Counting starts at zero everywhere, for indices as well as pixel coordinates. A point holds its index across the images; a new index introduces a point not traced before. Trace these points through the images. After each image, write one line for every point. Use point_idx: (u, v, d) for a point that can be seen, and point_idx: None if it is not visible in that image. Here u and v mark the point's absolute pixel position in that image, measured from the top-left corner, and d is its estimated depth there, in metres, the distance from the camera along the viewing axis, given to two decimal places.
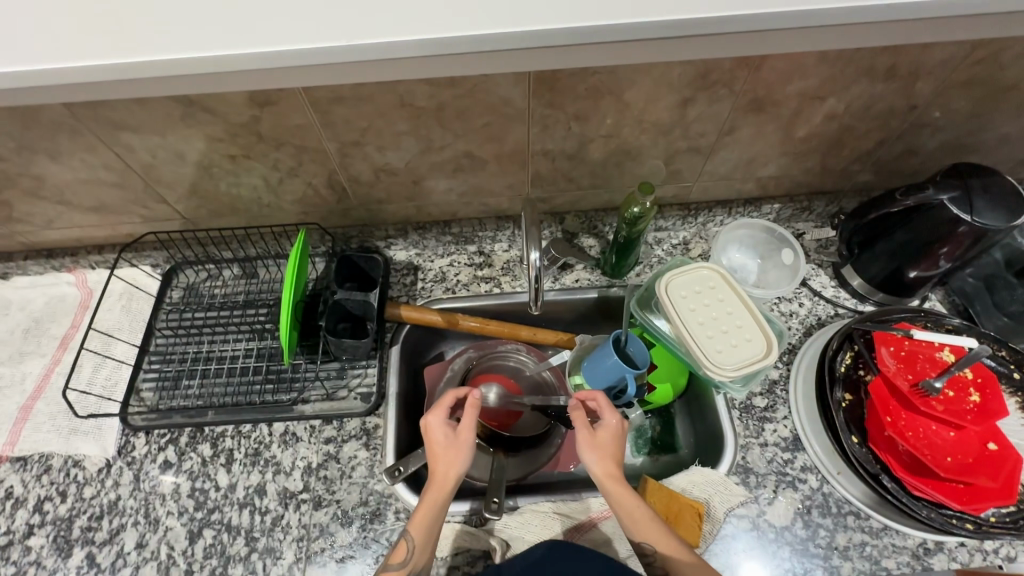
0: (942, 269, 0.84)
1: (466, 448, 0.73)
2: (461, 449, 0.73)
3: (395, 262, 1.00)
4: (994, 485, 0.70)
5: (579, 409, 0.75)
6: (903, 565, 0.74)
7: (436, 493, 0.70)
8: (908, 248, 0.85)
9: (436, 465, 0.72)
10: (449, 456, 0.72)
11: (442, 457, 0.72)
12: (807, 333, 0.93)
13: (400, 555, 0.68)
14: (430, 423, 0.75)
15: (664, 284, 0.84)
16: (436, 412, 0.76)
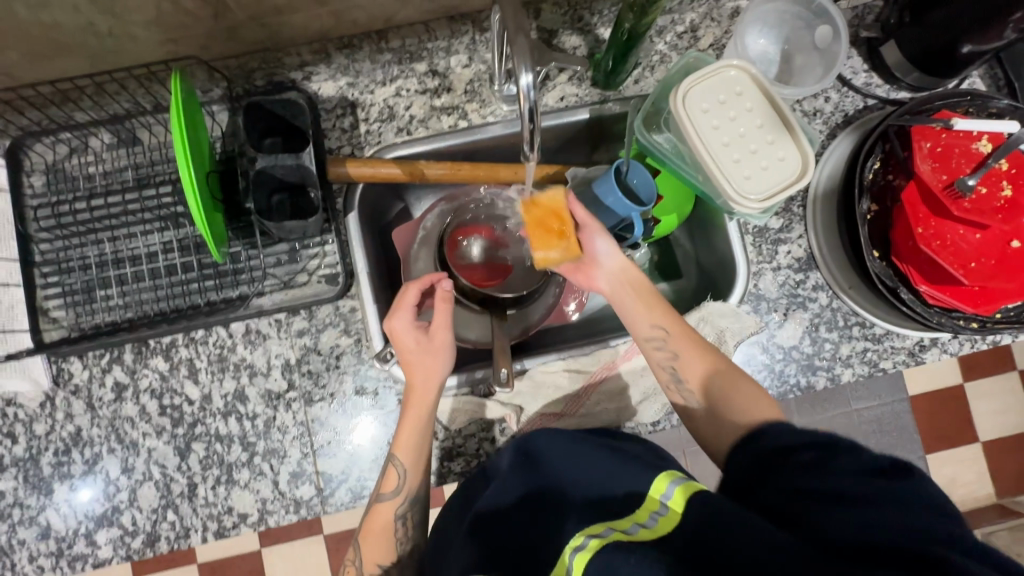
0: (1006, 40, 0.68)
1: (439, 351, 0.67)
2: (436, 351, 0.67)
3: (322, 100, 0.75)
4: (1013, 284, 0.68)
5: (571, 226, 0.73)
6: (899, 363, 0.77)
7: (415, 407, 0.66)
8: (974, 15, 0.67)
9: (411, 376, 0.66)
10: (425, 365, 0.66)
11: (416, 364, 0.66)
12: (830, 136, 0.80)
13: (391, 482, 0.66)
14: (394, 329, 0.67)
15: (682, 96, 0.64)
16: (397, 315, 0.67)
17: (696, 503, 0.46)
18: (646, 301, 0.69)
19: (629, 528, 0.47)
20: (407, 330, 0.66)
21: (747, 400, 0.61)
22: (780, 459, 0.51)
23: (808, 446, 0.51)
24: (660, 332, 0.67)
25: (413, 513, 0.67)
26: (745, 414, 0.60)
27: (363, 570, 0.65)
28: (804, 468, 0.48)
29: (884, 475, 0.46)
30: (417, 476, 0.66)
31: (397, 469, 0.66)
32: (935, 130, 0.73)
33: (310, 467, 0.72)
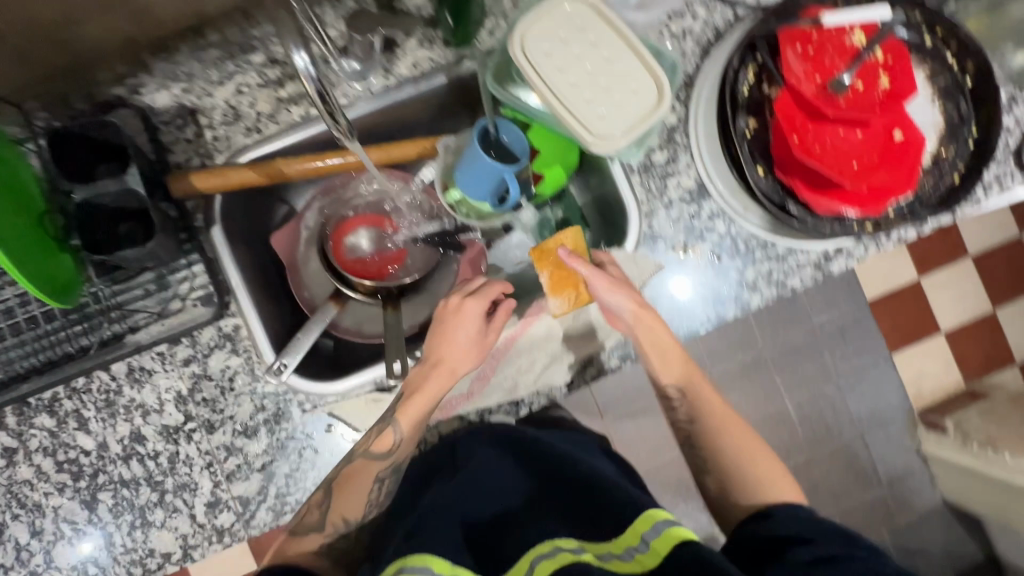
0: None
1: (479, 352, 0.69)
2: (479, 352, 0.69)
3: (157, 112, 0.69)
4: (899, 179, 0.66)
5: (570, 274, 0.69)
6: (807, 279, 0.75)
7: (436, 383, 0.68)
8: None
9: (452, 353, 0.68)
10: (467, 355, 0.68)
11: (461, 346, 0.68)
12: (704, 55, 0.76)
13: (385, 443, 0.67)
14: (463, 307, 0.69)
15: (519, 41, 0.60)
16: (477, 300, 0.69)
17: (681, 551, 0.51)
18: (659, 352, 0.69)
19: (602, 555, 0.55)
20: (474, 317, 0.69)
21: (771, 470, 0.67)
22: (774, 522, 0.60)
23: (809, 529, 0.58)
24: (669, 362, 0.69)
25: (389, 481, 0.70)
26: (765, 493, 0.65)
27: (328, 517, 0.66)
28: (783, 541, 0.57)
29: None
30: (413, 439, 0.69)
31: (394, 435, 0.67)
32: (805, 30, 0.69)
33: (225, 494, 0.70)
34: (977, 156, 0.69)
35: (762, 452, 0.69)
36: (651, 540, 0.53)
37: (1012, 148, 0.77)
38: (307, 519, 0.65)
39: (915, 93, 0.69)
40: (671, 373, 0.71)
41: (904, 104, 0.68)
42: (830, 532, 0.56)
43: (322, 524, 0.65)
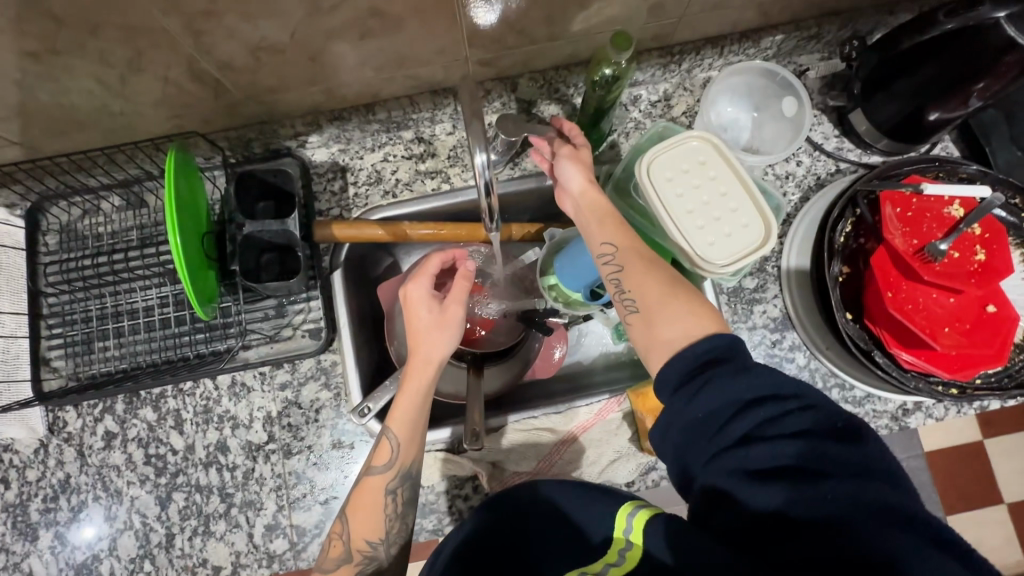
0: (970, 108, 0.70)
1: (448, 327, 0.67)
2: (446, 327, 0.67)
3: (315, 165, 0.81)
4: (989, 350, 0.67)
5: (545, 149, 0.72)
6: (882, 427, 0.76)
7: (415, 378, 0.66)
8: (938, 85, 0.68)
9: (418, 345, 0.67)
10: (430, 333, 0.66)
11: (424, 336, 0.67)
12: (805, 198, 0.82)
13: (384, 455, 0.65)
14: (408, 294, 0.69)
15: (646, 165, 0.67)
16: (418, 281, 0.69)
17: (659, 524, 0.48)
18: (600, 218, 0.64)
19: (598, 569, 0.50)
20: (425, 298, 0.68)
21: (688, 312, 0.55)
22: (686, 393, 0.49)
23: (754, 421, 0.47)
24: (652, 318, 0.57)
25: (403, 491, 0.65)
26: (691, 329, 0.54)
27: (350, 546, 0.62)
28: (731, 447, 0.46)
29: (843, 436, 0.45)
30: (412, 449, 0.65)
31: (391, 444, 0.65)
32: (907, 195, 0.74)
33: (285, 520, 0.73)
34: None
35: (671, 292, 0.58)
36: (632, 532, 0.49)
37: None
38: (329, 555, 0.62)
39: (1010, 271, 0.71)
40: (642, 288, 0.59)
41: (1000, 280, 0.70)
42: (777, 388, 0.48)
43: (348, 556, 0.62)
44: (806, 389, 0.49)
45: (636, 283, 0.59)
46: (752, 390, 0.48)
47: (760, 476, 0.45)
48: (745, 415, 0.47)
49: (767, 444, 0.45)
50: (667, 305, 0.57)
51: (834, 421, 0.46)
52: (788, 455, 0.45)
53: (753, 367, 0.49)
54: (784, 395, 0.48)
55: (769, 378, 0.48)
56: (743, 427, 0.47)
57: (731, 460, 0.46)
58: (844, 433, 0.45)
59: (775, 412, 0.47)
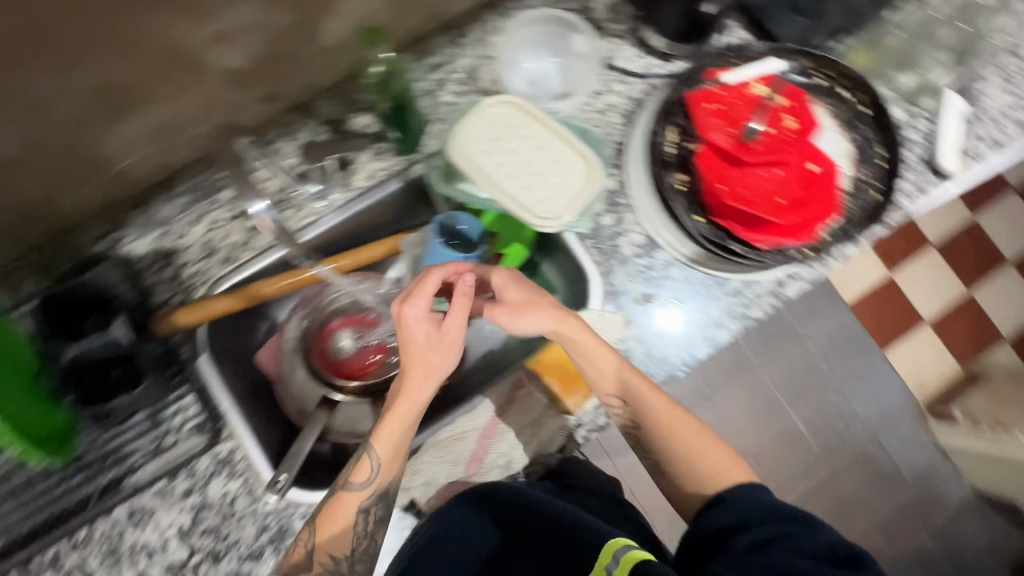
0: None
1: (444, 358, 0.64)
2: (445, 348, 0.64)
3: (137, 260, 0.74)
4: (820, 208, 0.72)
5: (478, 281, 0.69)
6: (767, 306, 0.79)
7: (402, 407, 0.63)
8: None
9: (410, 372, 0.63)
10: (420, 359, 0.63)
11: (421, 359, 0.63)
12: (630, 122, 0.83)
13: (363, 472, 0.64)
14: (405, 316, 0.62)
15: (458, 146, 0.67)
16: (414, 301, 0.62)
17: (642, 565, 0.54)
18: (534, 307, 0.68)
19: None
20: (422, 319, 0.63)
21: (718, 455, 0.66)
22: (708, 512, 0.60)
23: (738, 516, 0.58)
24: (666, 431, 0.67)
25: (376, 510, 0.65)
26: (704, 485, 0.63)
27: (315, 554, 0.62)
28: (720, 538, 0.57)
29: (837, 559, 0.53)
30: (394, 466, 0.65)
31: (370, 461, 0.63)
32: (713, 92, 0.77)
33: None
34: (888, 172, 0.75)
35: (700, 433, 0.67)
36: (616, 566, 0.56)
37: (924, 156, 0.84)
38: (292, 557, 0.63)
39: (817, 129, 0.76)
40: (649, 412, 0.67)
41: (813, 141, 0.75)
42: (775, 513, 0.57)
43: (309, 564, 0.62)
44: (813, 520, 0.56)
45: (639, 389, 0.68)
46: (738, 518, 0.57)
47: (770, 551, 0.53)
48: (746, 532, 0.55)
49: (772, 554, 0.52)
50: (676, 426, 0.67)
51: (829, 544, 0.54)
52: (805, 555, 0.52)
53: (761, 497, 0.59)
54: (785, 522, 0.56)
55: (765, 509, 0.57)
56: (749, 539, 0.54)
57: (745, 543, 0.54)
58: (845, 561, 0.53)
59: (767, 540, 0.54)
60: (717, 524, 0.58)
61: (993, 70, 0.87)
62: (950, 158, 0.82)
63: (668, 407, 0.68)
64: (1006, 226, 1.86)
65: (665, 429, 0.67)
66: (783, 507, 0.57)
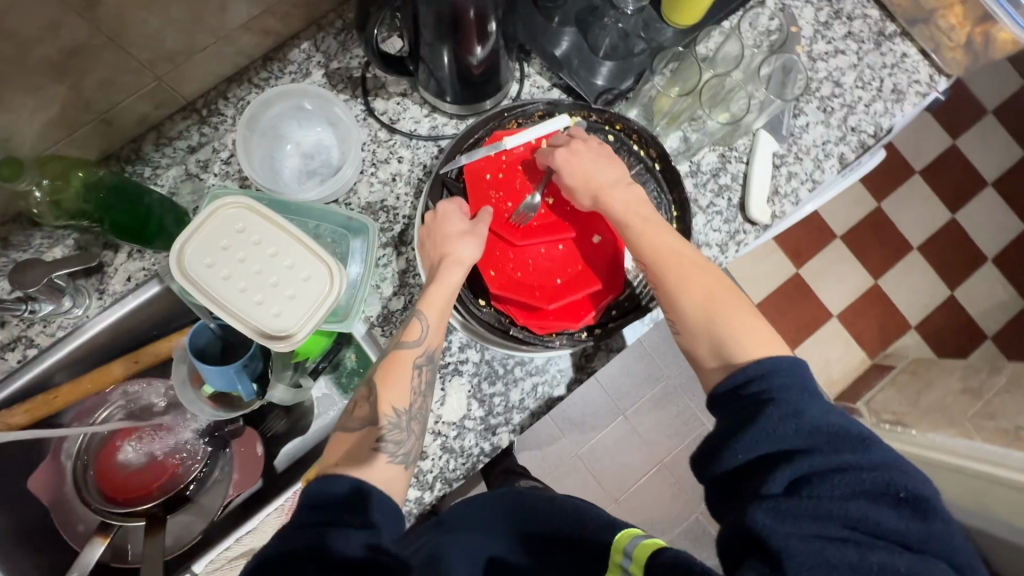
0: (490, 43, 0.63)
1: (460, 256, 0.65)
2: (480, 231, 0.66)
3: None
4: (599, 282, 0.69)
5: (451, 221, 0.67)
6: (572, 383, 0.75)
7: (438, 297, 0.64)
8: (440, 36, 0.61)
9: (450, 248, 0.65)
10: (461, 234, 0.65)
11: (462, 235, 0.66)
12: (418, 192, 0.76)
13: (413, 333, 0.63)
14: (442, 210, 0.67)
15: (178, 261, 0.59)
16: (453, 198, 0.68)
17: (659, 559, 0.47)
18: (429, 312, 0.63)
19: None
20: (457, 206, 0.67)
21: (744, 320, 0.59)
22: (740, 440, 0.49)
23: (779, 442, 0.48)
24: (674, 280, 0.63)
25: (427, 372, 0.63)
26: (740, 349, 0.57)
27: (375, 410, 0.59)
28: (745, 471, 0.48)
29: (908, 506, 0.43)
30: (439, 337, 0.64)
31: (421, 325, 0.63)
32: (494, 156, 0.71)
33: None
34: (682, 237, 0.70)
35: (736, 299, 0.61)
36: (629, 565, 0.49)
37: (737, 204, 0.80)
38: (356, 413, 0.59)
39: None
40: (653, 255, 0.64)
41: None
42: (819, 435, 0.48)
43: (368, 420, 0.58)
44: (868, 439, 0.48)
45: (636, 230, 0.65)
46: (791, 450, 0.47)
47: (812, 515, 0.43)
48: (784, 476, 0.46)
49: (813, 521, 0.42)
50: (688, 278, 0.63)
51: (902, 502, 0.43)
52: (890, 514, 0.43)
53: (808, 413, 0.49)
54: (836, 449, 0.47)
55: (806, 431, 0.47)
56: (831, 486, 0.44)
57: (761, 514, 0.44)
58: (907, 501, 0.43)
59: (846, 477, 0.45)
60: (780, 474, 0.46)
61: (809, 102, 0.82)
62: (760, 207, 0.78)
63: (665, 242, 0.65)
64: (906, 212, 1.86)
65: (676, 307, 0.62)
66: (828, 425, 0.48)
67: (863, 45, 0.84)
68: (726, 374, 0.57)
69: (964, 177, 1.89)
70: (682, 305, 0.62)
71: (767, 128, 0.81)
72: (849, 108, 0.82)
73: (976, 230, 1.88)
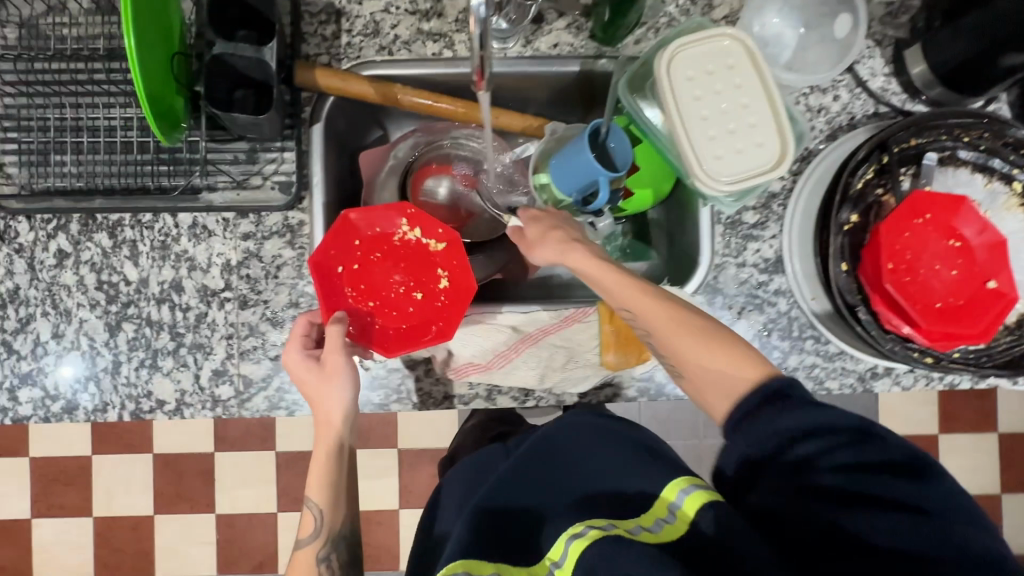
0: None
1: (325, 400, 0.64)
2: (334, 379, 0.64)
3: (308, 2, 0.72)
4: (975, 328, 0.63)
5: (298, 360, 0.66)
6: (846, 385, 0.74)
7: (322, 440, 0.65)
8: None
9: (317, 409, 0.65)
10: (320, 393, 0.64)
11: (317, 401, 0.65)
12: (831, 137, 0.75)
13: (309, 526, 0.65)
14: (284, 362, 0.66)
15: (667, 58, 0.61)
16: (289, 349, 0.66)
17: (710, 512, 0.48)
18: (320, 487, 0.65)
19: (651, 526, 0.50)
20: (299, 365, 0.65)
21: (706, 350, 0.58)
22: (737, 423, 0.53)
23: (771, 427, 0.51)
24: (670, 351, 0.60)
25: (338, 556, 0.67)
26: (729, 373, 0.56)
27: None
28: (801, 466, 0.49)
29: (909, 472, 0.48)
30: (336, 514, 0.66)
31: (312, 517, 0.65)
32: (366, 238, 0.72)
33: (232, 368, 0.72)
34: None
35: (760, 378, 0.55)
36: (679, 509, 0.51)
37: None
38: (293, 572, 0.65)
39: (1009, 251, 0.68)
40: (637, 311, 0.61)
41: (467, 276, 0.70)
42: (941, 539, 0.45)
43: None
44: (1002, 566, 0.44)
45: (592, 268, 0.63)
46: (784, 423, 0.50)
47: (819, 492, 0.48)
48: (793, 445, 0.50)
49: (855, 511, 0.47)
50: (672, 320, 0.59)
51: (905, 497, 0.47)
52: (886, 520, 0.46)
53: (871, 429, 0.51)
54: (859, 440, 0.49)
55: (767, 425, 0.51)
56: (802, 449, 0.49)
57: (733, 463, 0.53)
58: (912, 469, 0.48)
59: (822, 446, 0.49)
60: (741, 453, 0.52)
61: None
62: None
63: (669, 308, 0.60)
64: None
65: (647, 326, 0.61)
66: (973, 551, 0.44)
67: None
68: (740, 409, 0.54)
69: None
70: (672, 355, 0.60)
71: None
72: None
73: None
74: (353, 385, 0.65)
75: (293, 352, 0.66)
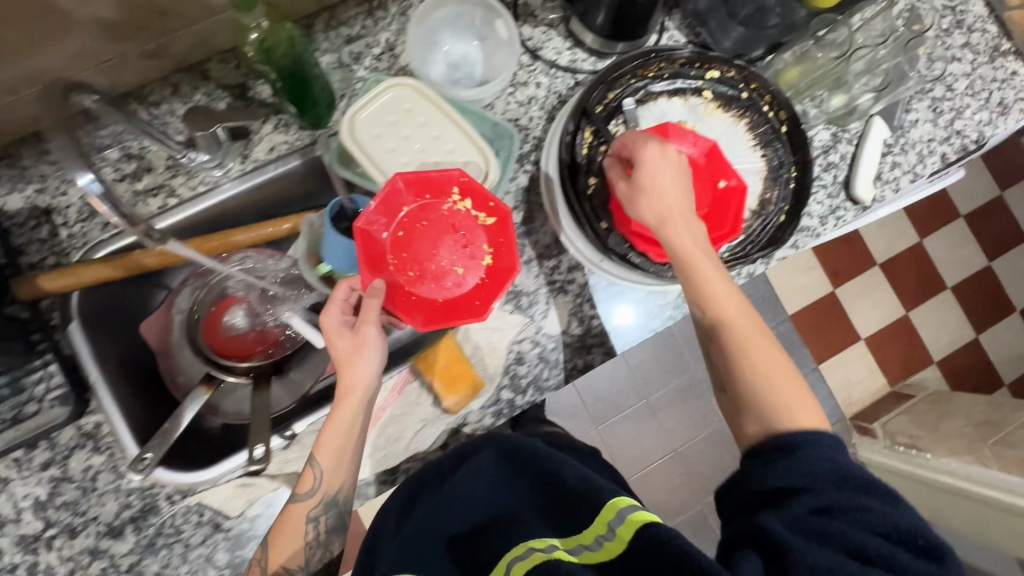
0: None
1: (370, 352, 0.62)
2: (365, 346, 0.62)
3: (9, 215, 0.70)
4: (723, 229, 0.71)
5: (329, 326, 0.62)
6: (667, 319, 0.79)
7: (344, 406, 0.62)
8: None
9: (342, 375, 0.62)
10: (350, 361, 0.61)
11: (347, 364, 0.62)
12: (550, 118, 0.80)
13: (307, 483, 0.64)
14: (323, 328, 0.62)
15: (352, 127, 0.63)
16: (327, 314, 0.62)
17: (643, 533, 0.50)
18: (342, 440, 0.63)
19: (574, 549, 0.54)
20: (335, 327, 0.62)
21: (794, 397, 0.59)
22: (768, 464, 0.54)
23: (788, 481, 0.52)
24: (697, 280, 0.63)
25: (327, 517, 0.65)
26: (781, 417, 0.58)
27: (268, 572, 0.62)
28: (791, 492, 0.52)
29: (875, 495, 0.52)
30: (338, 477, 0.64)
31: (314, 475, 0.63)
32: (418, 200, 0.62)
33: None
34: (798, 197, 0.74)
35: (771, 355, 0.62)
36: (617, 526, 0.53)
37: (842, 181, 0.84)
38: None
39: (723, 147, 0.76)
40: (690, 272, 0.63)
41: (511, 253, 0.62)
42: (838, 477, 0.52)
43: None
44: (896, 494, 0.52)
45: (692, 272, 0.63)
46: (797, 476, 0.52)
47: (808, 533, 0.49)
48: (794, 484, 0.52)
49: (821, 534, 0.49)
50: (749, 339, 0.62)
51: (840, 494, 0.51)
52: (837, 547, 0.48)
53: (815, 457, 0.53)
54: (840, 488, 0.52)
55: (814, 470, 0.52)
56: (804, 505, 0.50)
57: (774, 478, 0.53)
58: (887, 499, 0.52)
59: (817, 491, 0.51)
60: (772, 485, 0.53)
61: (921, 99, 0.87)
62: (865, 187, 0.82)
63: (730, 296, 0.63)
64: (946, 253, 1.92)
65: (707, 307, 0.63)
66: (853, 475, 0.52)
67: (978, 57, 0.88)
68: (762, 439, 0.58)
69: (1008, 229, 1.94)
70: (732, 356, 0.62)
71: (882, 115, 0.85)
72: (957, 113, 0.87)
73: (1010, 282, 1.93)
74: (381, 355, 0.64)
75: (332, 314, 0.62)
